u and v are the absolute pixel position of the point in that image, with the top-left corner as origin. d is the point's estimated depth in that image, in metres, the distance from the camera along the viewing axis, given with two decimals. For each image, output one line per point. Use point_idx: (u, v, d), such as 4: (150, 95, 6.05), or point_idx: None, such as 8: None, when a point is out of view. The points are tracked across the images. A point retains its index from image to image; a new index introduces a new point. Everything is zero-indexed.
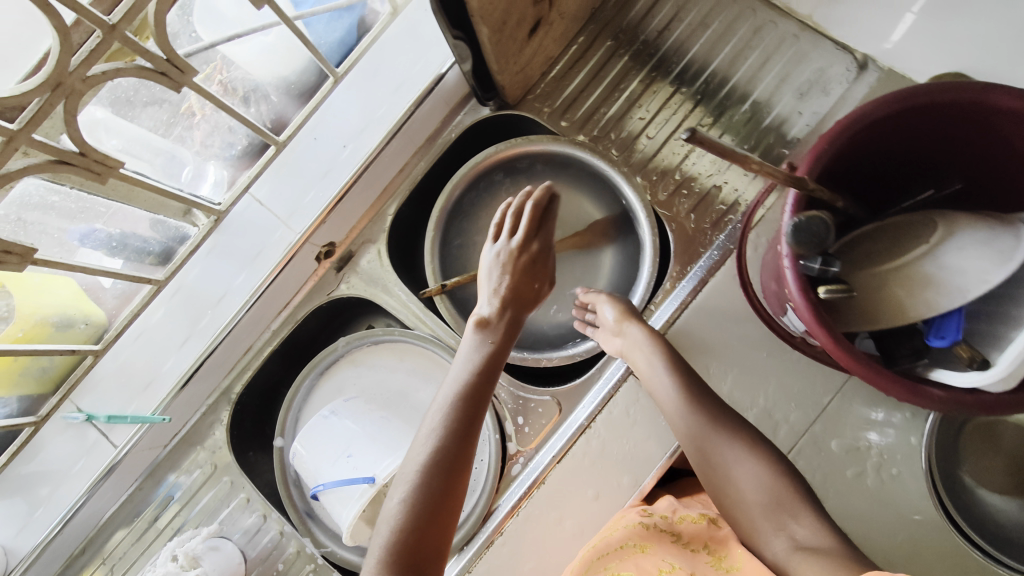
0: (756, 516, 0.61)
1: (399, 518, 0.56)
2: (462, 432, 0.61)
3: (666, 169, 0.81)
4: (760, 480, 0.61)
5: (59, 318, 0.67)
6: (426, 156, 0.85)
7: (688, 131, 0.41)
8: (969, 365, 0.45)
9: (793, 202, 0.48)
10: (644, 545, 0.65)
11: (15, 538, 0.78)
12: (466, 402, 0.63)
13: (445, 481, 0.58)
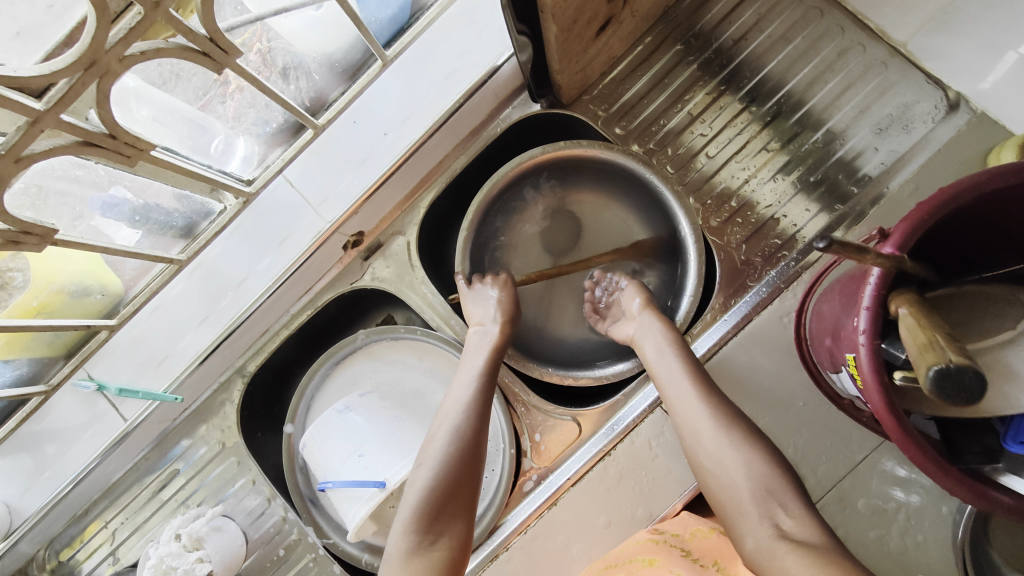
0: (739, 504, 0.56)
1: (425, 487, 0.61)
2: (484, 412, 0.66)
3: (723, 194, 0.77)
4: (750, 471, 0.57)
5: (75, 288, 0.64)
6: (468, 149, 0.80)
7: (823, 240, 0.36)
8: None
9: (877, 281, 0.44)
10: (651, 558, 0.62)
11: (22, 497, 0.78)
12: (487, 386, 0.68)
13: (468, 457, 0.63)
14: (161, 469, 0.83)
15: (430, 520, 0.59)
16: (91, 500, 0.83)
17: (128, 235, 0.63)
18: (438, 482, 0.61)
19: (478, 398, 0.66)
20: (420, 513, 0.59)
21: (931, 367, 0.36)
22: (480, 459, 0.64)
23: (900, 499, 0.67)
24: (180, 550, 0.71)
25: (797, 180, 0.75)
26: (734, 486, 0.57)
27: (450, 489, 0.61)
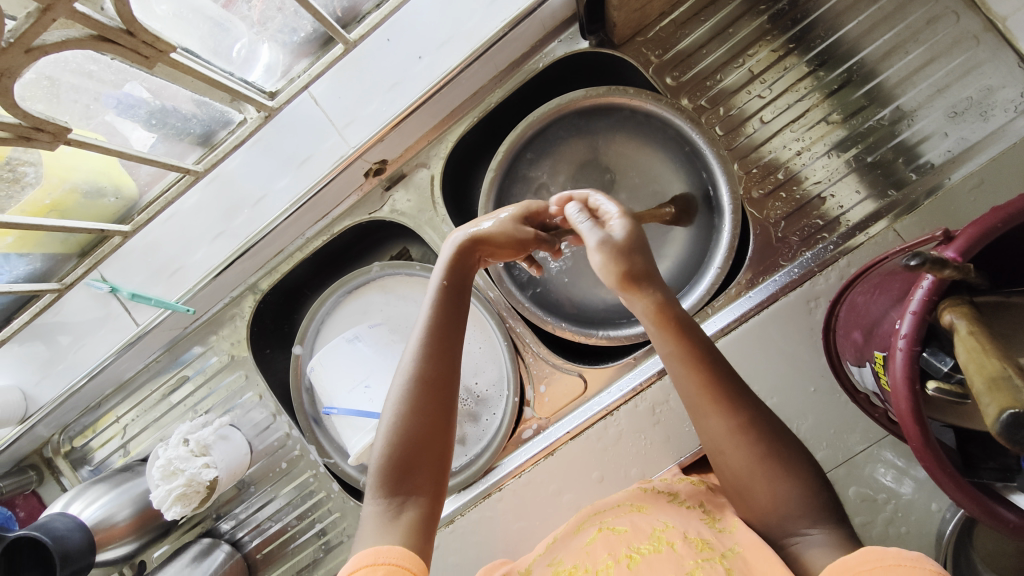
0: (771, 523, 0.54)
1: (388, 437, 0.54)
2: (447, 342, 0.59)
3: (770, 165, 0.72)
4: (784, 497, 0.52)
5: (88, 187, 0.63)
6: (506, 82, 0.74)
7: (915, 258, 0.37)
8: None
9: (929, 289, 0.41)
10: (639, 503, 0.61)
11: (37, 385, 0.80)
12: (443, 314, 0.60)
13: (426, 395, 0.56)
14: (172, 373, 0.85)
15: (398, 476, 0.53)
16: (103, 395, 0.85)
17: (141, 139, 0.61)
18: (402, 427, 0.54)
19: (433, 328, 0.59)
20: (386, 469, 0.53)
21: (1004, 412, 0.34)
22: (447, 397, 0.57)
23: (890, 492, 0.68)
24: (188, 454, 0.73)
25: (852, 159, 0.70)
26: (765, 504, 0.54)
27: (411, 433, 0.54)
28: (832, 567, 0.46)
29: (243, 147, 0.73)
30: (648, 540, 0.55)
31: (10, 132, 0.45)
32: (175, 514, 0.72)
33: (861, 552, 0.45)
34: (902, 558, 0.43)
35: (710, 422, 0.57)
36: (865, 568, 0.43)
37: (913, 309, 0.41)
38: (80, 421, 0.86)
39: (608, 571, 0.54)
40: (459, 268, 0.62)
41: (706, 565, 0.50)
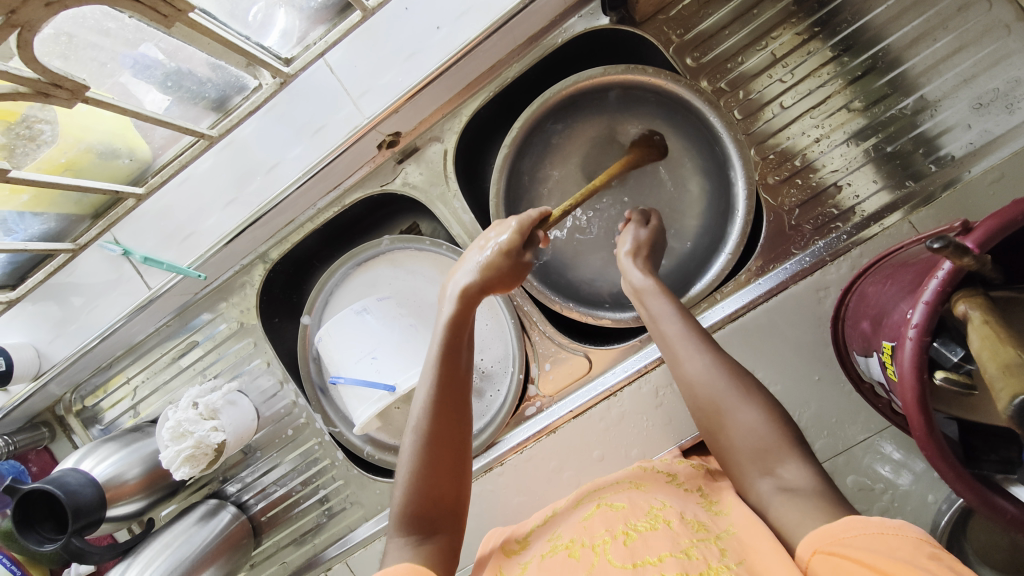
0: (742, 458, 0.56)
1: (407, 478, 0.56)
2: (454, 394, 0.59)
3: (787, 152, 0.71)
4: (752, 428, 0.55)
5: (103, 147, 0.63)
6: (523, 57, 0.73)
7: (939, 240, 0.37)
8: None
9: (945, 279, 0.41)
10: (638, 482, 0.62)
11: (50, 344, 0.81)
12: (449, 368, 0.60)
13: (437, 450, 0.56)
14: (181, 338, 0.86)
15: (419, 514, 0.54)
16: (115, 356, 0.86)
17: (155, 101, 0.61)
18: (420, 463, 0.56)
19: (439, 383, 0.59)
20: (406, 509, 0.55)
21: (1017, 397, 0.34)
22: (458, 447, 0.58)
23: (887, 482, 0.69)
24: (197, 417, 0.75)
25: (871, 148, 0.69)
26: (736, 439, 0.56)
27: (426, 487, 0.55)
28: (816, 534, 0.46)
29: (257, 113, 0.73)
30: (644, 518, 0.55)
31: (29, 88, 0.45)
32: (184, 475, 0.73)
33: (846, 519, 0.46)
34: (885, 527, 0.44)
35: (683, 366, 0.60)
36: (849, 534, 0.44)
37: (928, 299, 0.41)
38: (92, 380, 0.87)
39: (603, 545, 0.53)
40: (466, 305, 0.63)
41: (701, 543, 0.50)
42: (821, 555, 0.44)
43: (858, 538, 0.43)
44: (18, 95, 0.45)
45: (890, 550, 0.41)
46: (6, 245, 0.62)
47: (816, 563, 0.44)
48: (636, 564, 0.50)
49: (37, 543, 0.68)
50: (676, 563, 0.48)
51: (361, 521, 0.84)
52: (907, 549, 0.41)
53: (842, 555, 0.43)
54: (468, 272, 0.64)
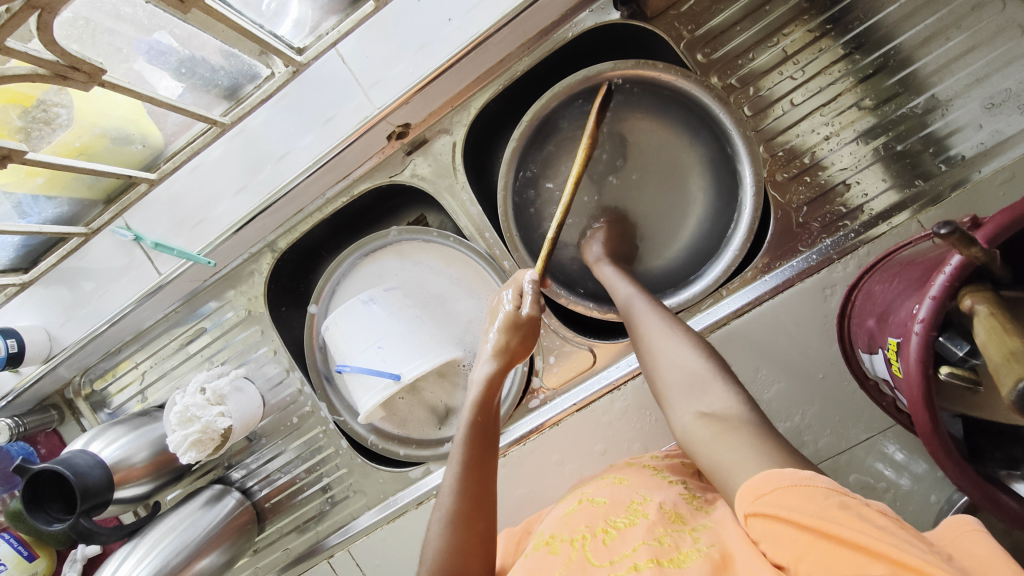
0: (675, 388, 0.58)
1: (434, 554, 0.57)
2: (482, 477, 0.62)
3: (796, 149, 0.71)
4: (684, 360, 0.58)
5: (116, 133, 0.64)
6: (533, 51, 0.73)
7: (944, 225, 0.37)
8: None
9: (954, 272, 0.41)
10: (621, 477, 0.62)
11: (61, 327, 0.82)
12: (475, 448, 0.63)
13: (467, 531, 0.58)
14: (189, 324, 0.87)
15: None
16: (124, 340, 0.87)
17: (168, 88, 0.62)
18: (448, 540, 0.57)
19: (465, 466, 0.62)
20: None
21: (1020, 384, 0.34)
22: (487, 528, 0.60)
23: (890, 482, 0.69)
24: (204, 402, 0.76)
25: (881, 147, 0.69)
26: (668, 371, 0.59)
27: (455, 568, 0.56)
28: (739, 493, 0.45)
29: (269, 102, 0.72)
30: (625, 513, 0.55)
31: (48, 70, 0.46)
32: (190, 458, 0.74)
33: (760, 474, 0.45)
34: (798, 478, 0.43)
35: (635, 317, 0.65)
36: (768, 492, 0.43)
37: (937, 293, 0.41)
38: (101, 364, 0.88)
39: (582, 541, 0.54)
40: (492, 388, 0.67)
41: (674, 531, 0.51)
42: (751, 518, 0.43)
43: (777, 495, 0.43)
44: (37, 76, 0.45)
45: (808, 504, 0.41)
46: (21, 228, 0.63)
47: (750, 526, 0.44)
48: (613, 560, 0.50)
49: (45, 522, 0.69)
50: (648, 550, 0.49)
51: (363, 509, 0.85)
52: (825, 506, 0.41)
53: (771, 517, 0.42)
54: (483, 360, 0.70)
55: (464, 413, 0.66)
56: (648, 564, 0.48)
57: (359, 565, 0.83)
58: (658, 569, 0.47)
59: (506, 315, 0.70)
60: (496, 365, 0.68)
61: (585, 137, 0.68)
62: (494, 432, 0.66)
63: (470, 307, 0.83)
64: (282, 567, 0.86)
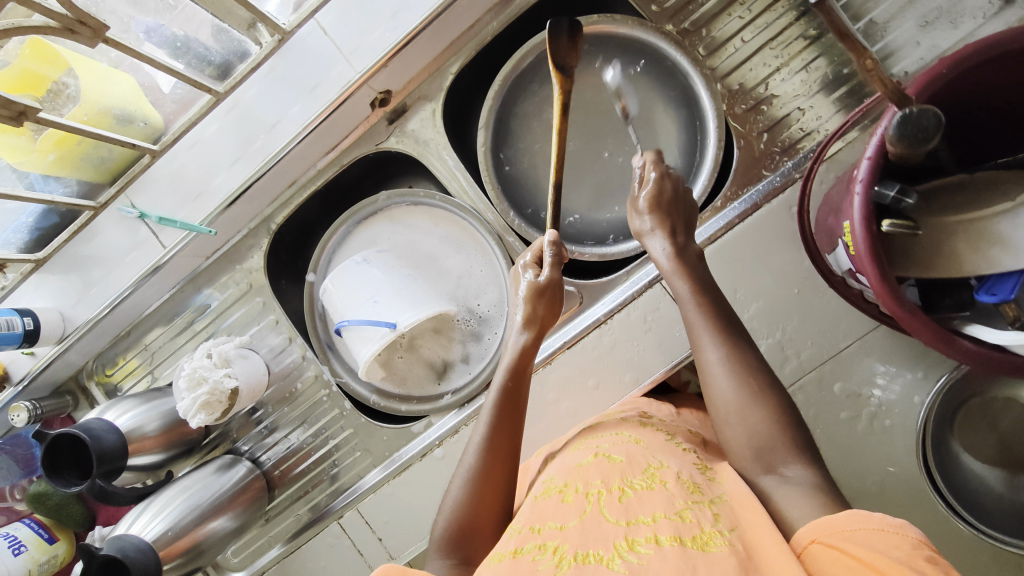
0: (746, 455, 0.57)
1: (451, 509, 0.61)
2: (509, 443, 0.64)
3: (750, 83, 0.76)
4: (756, 430, 0.57)
5: (120, 112, 0.69)
6: (500, 16, 0.79)
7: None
8: (1012, 323, 0.46)
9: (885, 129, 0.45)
10: (636, 437, 0.65)
11: (75, 307, 0.84)
12: (505, 412, 0.66)
13: (484, 484, 0.61)
14: (194, 302, 0.91)
15: (459, 537, 0.59)
16: (132, 322, 0.91)
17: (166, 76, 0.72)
18: (465, 503, 0.61)
19: (492, 430, 0.65)
20: (448, 532, 0.60)
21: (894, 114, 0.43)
22: (504, 481, 0.63)
23: (870, 386, 0.72)
24: (211, 364, 0.79)
25: (828, 73, 0.73)
26: (740, 435, 0.58)
27: (472, 515, 0.60)
28: (815, 524, 0.47)
29: (259, 74, 0.76)
30: (642, 476, 0.58)
31: (58, 23, 0.52)
32: (200, 421, 0.78)
33: (848, 512, 0.46)
34: (886, 524, 0.44)
35: (704, 355, 0.63)
36: (849, 527, 0.44)
37: (869, 154, 0.46)
38: (110, 347, 0.92)
39: (598, 496, 0.56)
40: (522, 360, 0.69)
41: (695, 507, 0.52)
42: (819, 543, 0.45)
43: (858, 531, 0.44)
44: (47, 27, 0.51)
45: (891, 547, 0.42)
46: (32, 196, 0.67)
47: (811, 551, 0.45)
48: (630, 521, 0.52)
49: (64, 485, 0.71)
50: (670, 524, 0.50)
51: (369, 468, 0.87)
52: (907, 550, 0.42)
53: (841, 547, 0.43)
54: (513, 332, 0.72)
55: (497, 375, 0.69)
56: (669, 540, 0.48)
57: (367, 523, 0.84)
58: (682, 547, 0.47)
59: (529, 284, 0.72)
60: (530, 334, 0.71)
61: (555, 88, 0.62)
62: (523, 398, 0.68)
63: (460, 262, 0.87)
64: (291, 534, 0.88)
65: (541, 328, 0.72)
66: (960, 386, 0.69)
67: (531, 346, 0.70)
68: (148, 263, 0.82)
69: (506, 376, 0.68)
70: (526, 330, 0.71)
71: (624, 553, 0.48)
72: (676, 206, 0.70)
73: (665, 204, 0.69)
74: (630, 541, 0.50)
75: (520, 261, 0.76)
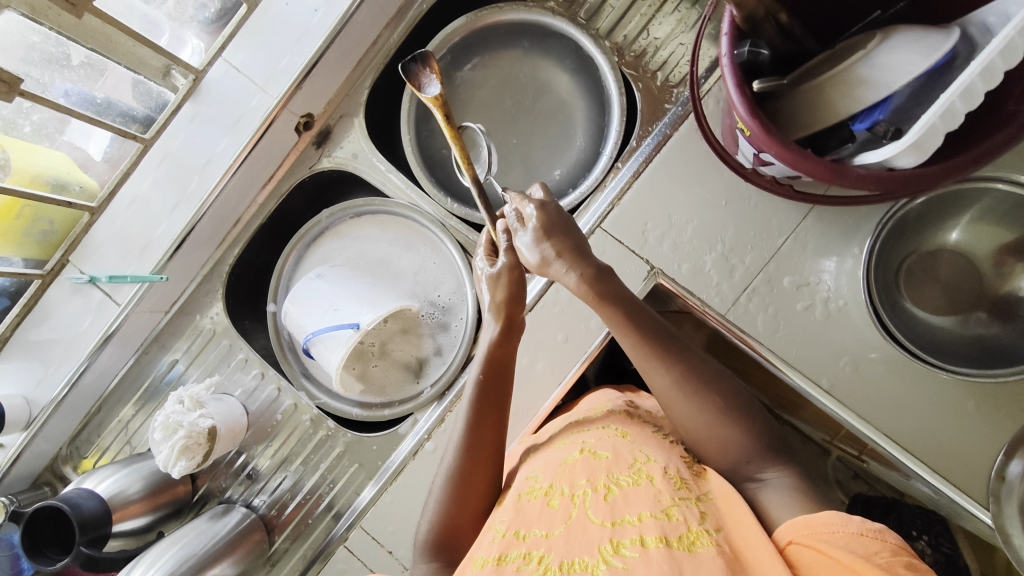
0: (724, 466, 0.61)
1: (431, 515, 0.62)
2: (493, 439, 0.65)
3: (633, 34, 0.83)
4: (729, 444, 0.59)
5: (53, 178, 0.71)
6: (398, 28, 0.85)
7: None
8: (885, 136, 0.53)
9: (729, 26, 0.53)
10: (622, 430, 0.65)
11: (35, 390, 0.83)
12: (485, 412, 0.66)
13: (465, 485, 0.62)
14: (163, 359, 0.91)
15: (440, 544, 0.61)
16: (100, 395, 0.90)
17: (97, 145, 0.74)
18: (443, 509, 0.62)
19: (472, 427, 0.65)
20: (428, 540, 0.61)
21: None
22: (488, 481, 0.64)
23: (817, 274, 0.75)
24: (184, 409, 0.78)
25: (699, 7, 0.80)
26: (714, 448, 0.61)
27: (452, 516, 0.61)
28: (796, 524, 0.50)
29: (183, 120, 0.80)
30: (628, 471, 0.59)
31: None
32: (182, 468, 0.76)
33: (827, 514, 0.49)
34: (865, 528, 0.46)
35: (655, 381, 0.63)
36: (826, 529, 0.47)
37: (723, 53, 0.52)
38: (84, 427, 0.90)
39: (583, 496, 0.58)
40: (495, 366, 0.67)
41: (681, 504, 0.54)
42: (798, 544, 0.48)
43: (837, 534, 0.47)
44: None
45: (870, 554, 0.44)
46: None
47: (790, 552, 0.48)
48: (615, 522, 0.54)
49: (47, 564, 0.68)
50: (655, 524, 0.52)
51: (365, 484, 0.85)
52: (887, 557, 0.44)
53: (818, 547, 0.46)
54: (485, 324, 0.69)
55: (472, 370, 0.68)
56: (655, 541, 0.50)
57: (374, 538, 0.80)
58: (668, 549, 0.49)
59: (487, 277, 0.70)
60: (498, 328, 0.68)
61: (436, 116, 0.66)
62: (506, 398, 0.68)
63: (412, 259, 0.90)
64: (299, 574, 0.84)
65: (507, 321, 0.68)
66: (890, 251, 0.72)
67: (506, 336, 0.68)
68: (100, 333, 0.83)
69: (483, 367, 0.67)
70: (494, 322, 0.68)
71: (609, 557, 0.50)
72: (571, 232, 0.65)
73: (551, 240, 0.63)
74: (616, 544, 0.51)
75: (478, 258, 0.73)
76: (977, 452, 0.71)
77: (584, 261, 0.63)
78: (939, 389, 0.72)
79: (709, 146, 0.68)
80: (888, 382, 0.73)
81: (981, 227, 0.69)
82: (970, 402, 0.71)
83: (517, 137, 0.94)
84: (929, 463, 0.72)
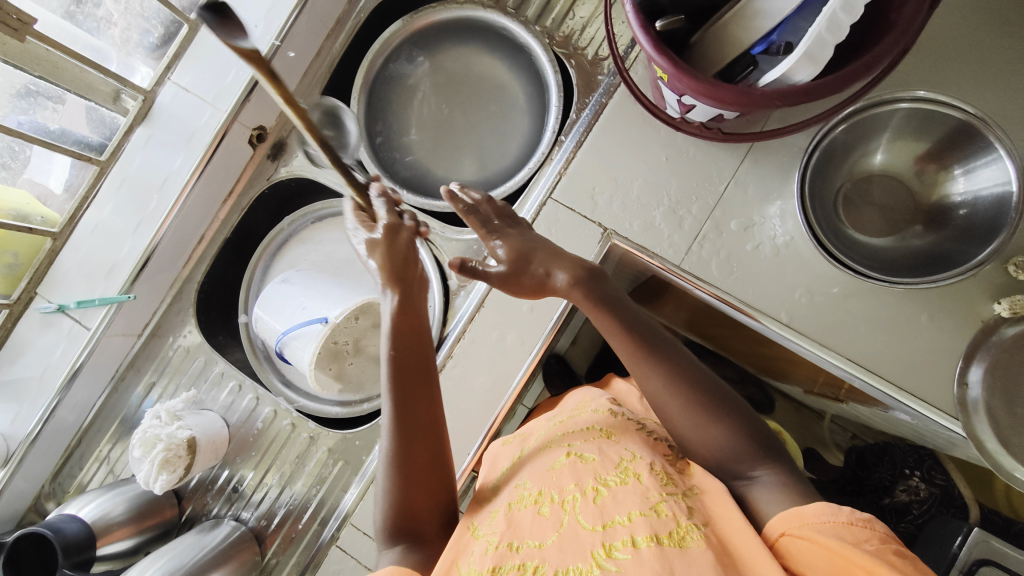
0: (714, 467, 0.59)
1: (383, 503, 0.60)
2: (423, 409, 0.63)
3: (560, 16, 0.88)
4: (720, 443, 0.58)
5: (13, 211, 0.73)
6: (339, 37, 0.91)
7: None
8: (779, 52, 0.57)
9: None
10: (608, 431, 0.62)
11: (11, 426, 0.82)
12: (408, 384, 0.62)
13: (411, 467, 0.60)
14: (142, 381, 0.92)
15: (399, 530, 0.60)
16: (81, 426, 0.90)
17: (57, 179, 0.76)
18: (393, 494, 0.60)
19: (399, 404, 0.61)
20: (386, 525, 0.60)
21: None
22: (432, 459, 0.62)
23: (760, 214, 0.78)
24: (161, 423, 0.78)
25: None
26: (704, 449, 0.59)
27: (404, 500, 0.60)
28: (786, 515, 0.50)
29: (139, 141, 0.81)
30: (615, 472, 0.56)
31: None
32: (164, 482, 0.75)
33: (817, 504, 0.49)
34: (855, 518, 0.48)
35: (646, 382, 0.61)
36: (817, 519, 0.48)
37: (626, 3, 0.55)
38: (66, 459, 0.90)
39: (572, 501, 0.54)
40: (409, 334, 0.63)
41: (670, 499, 0.52)
42: (790, 536, 0.48)
43: (829, 524, 0.47)
44: None
45: (862, 543, 0.46)
46: None
47: (783, 544, 0.49)
48: (606, 525, 0.51)
49: None
50: (646, 523, 0.50)
51: (350, 484, 0.85)
52: (877, 543, 0.46)
53: (811, 539, 0.47)
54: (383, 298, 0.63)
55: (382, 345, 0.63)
56: (647, 541, 0.48)
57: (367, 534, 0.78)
58: (659, 547, 0.47)
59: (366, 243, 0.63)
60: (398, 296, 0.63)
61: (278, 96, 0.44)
62: (425, 361, 0.64)
63: None
64: None
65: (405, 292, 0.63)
66: (822, 185, 0.76)
67: (405, 303, 0.63)
68: (66, 368, 0.83)
69: (391, 343, 0.62)
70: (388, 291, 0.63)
71: (602, 561, 0.48)
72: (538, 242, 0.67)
73: (533, 260, 0.64)
74: (608, 547, 0.49)
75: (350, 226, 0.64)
76: (937, 364, 0.73)
77: (572, 270, 0.63)
78: (891, 308, 0.74)
79: (640, 104, 0.72)
80: (840, 307, 0.76)
81: (901, 145, 0.74)
82: (923, 315, 0.74)
83: (464, 129, 0.97)
84: (897, 382, 0.73)
